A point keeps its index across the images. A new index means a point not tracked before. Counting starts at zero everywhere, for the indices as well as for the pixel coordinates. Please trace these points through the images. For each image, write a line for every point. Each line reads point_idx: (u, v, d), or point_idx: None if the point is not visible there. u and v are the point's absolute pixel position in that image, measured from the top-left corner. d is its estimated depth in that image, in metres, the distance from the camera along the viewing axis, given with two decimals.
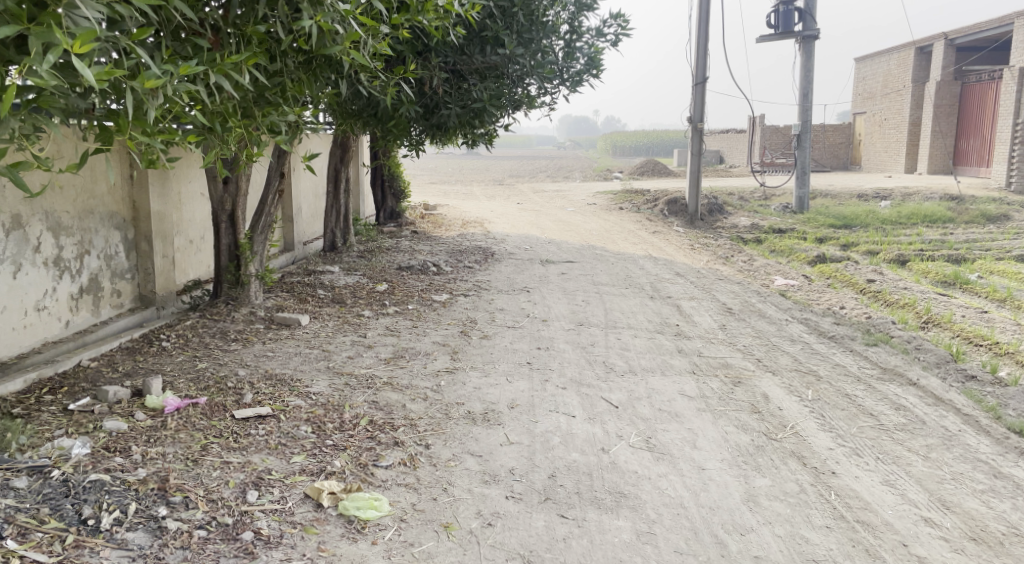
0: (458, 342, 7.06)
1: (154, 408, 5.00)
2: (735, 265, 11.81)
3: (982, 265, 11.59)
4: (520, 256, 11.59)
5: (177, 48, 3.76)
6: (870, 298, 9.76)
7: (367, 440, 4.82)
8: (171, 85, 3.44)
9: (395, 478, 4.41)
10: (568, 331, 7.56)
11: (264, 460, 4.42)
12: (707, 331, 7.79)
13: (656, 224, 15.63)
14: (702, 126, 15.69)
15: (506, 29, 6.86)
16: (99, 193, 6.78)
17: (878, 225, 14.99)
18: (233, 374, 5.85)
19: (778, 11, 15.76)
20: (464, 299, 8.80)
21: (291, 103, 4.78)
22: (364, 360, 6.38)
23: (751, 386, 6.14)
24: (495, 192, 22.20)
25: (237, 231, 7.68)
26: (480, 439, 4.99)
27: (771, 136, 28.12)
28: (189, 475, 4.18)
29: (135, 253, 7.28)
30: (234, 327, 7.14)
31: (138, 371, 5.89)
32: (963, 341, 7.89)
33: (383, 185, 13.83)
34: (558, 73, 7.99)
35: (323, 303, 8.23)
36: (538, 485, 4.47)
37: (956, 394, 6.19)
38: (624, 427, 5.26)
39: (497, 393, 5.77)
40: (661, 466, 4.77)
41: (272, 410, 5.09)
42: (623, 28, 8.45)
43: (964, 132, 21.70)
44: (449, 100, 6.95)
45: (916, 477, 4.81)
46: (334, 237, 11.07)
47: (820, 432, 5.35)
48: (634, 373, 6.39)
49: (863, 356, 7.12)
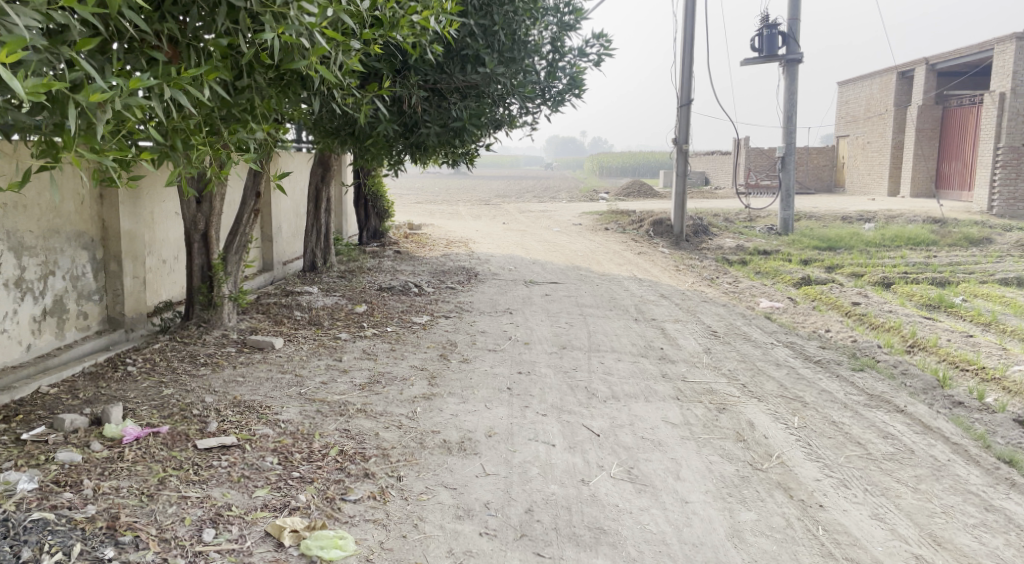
0: (436, 366, 6.86)
1: (112, 438, 4.80)
2: (720, 287, 11.69)
3: (966, 288, 11.53)
4: (504, 277, 11.42)
5: (130, 60, 3.63)
6: (855, 321, 9.64)
7: (336, 472, 4.61)
8: (119, 100, 3.29)
9: (364, 514, 4.21)
10: (550, 355, 7.38)
11: (224, 494, 4.21)
12: (692, 355, 7.63)
13: (642, 244, 15.51)
14: (687, 147, 15.60)
15: (488, 48, 6.77)
16: (66, 212, 6.57)
17: (862, 247, 14.94)
18: (199, 401, 5.64)
19: (761, 34, 15.79)
20: (445, 321, 8.60)
21: (260, 120, 4.65)
22: (338, 386, 6.16)
23: (735, 413, 5.98)
24: (480, 212, 22.08)
25: (210, 251, 7.47)
26: (455, 469, 4.79)
27: (756, 158, 28.17)
28: (142, 511, 3.97)
29: (104, 274, 7.05)
30: (204, 350, 6.93)
31: (99, 399, 5.66)
32: (950, 365, 7.76)
33: (367, 205, 13.60)
34: (540, 92, 7.87)
35: (298, 325, 8.01)
36: (514, 520, 4.28)
37: (944, 421, 6.05)
38: (605, 457, 5.08)
39: (475, 420, 5.57)
40: (643, 498, 4.59)
41: (237, 440, 4.88)
42: (607, 47, 8.33)
43: (947, 155, 21.82)
44: (428, 118, 6.73)
45: (906, 510, 4.64)
46: (315, 256, 10.85)
47: (807, 462, 5.17)
48: (617, 399, 6.20)
49: (850, 382, 6.96)
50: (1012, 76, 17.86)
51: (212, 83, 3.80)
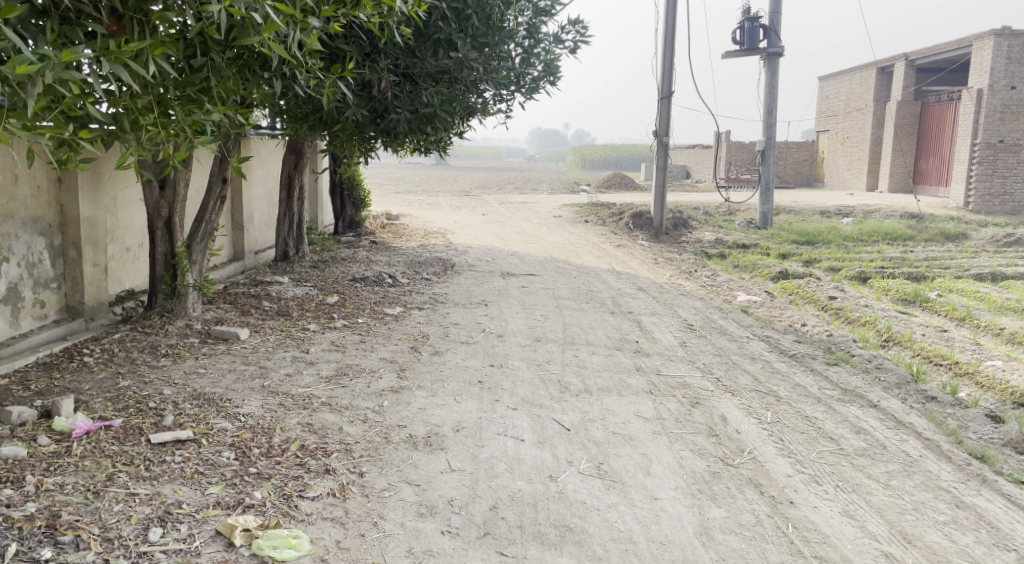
0: (406, 358, 6.71)
1: (61, 432, 4.69)
2: (697, 280, 11.60)
3: (941, 283, 11.50)
4: (480, 268, 11.26)
5: (68, 33, 3.46)
6: (831, 316, 9.57)
7: (296, 468, 4.46)
8: (50, 73, 3.13)
9: (321, 512, 4.05)
10: (524, 347, 7.25)
11: (175, 491, 4.06)
12: (667, 348, 7.51)
13: (621, 237, 15.41)
14: (667, 140, 15.49)
15: (460, 32, 6.60)
16: (21, 196, 6.36)
17: (840, 242, 14.89)
18: (157, 394, 5.48)
19: (743, 27, 15.69)
20: (418, 312, 8.43)
21: (216, 102, 4.50)
22: (304, 379, 5.99)
23: (709, 407, 5.87)
24: (460, 203, 21.90)
25: (174, 239, 7.26)
26: (420, 465, 4.64)
27: (736, 152, 28.16)
28: (86, 509, 3.83)
29: (63, 261, 6.84)
30: (166, 341, 6.73)
31: (52, 391, 5.50)
32: (924, 360, 7.70)
33: (343, 194, 13.36)
34: (514, 79, 7.71)
35: (267, 316, 7.82)
36: (478, 518, 4.14)
37: (918, 417, 5.95)
38: (575, 452, 4.94)
39: (443, 414, 5.42)
40: (612, 495, 4.45)
41: (193, 434, 4.75)
42: (583, 34, 8.16)
43: (924, 151, 21.90)
44: (399, 104, 6.53)
45: (877, 507, 4.53)
46: (287, 246, 10.64)
47: (779, 458, 5.06)
48: (590, 393, 6.07)
49: (824, 376, 6.88)
50: (989, 72, 17.85)
51: (157, 58, 3.64)
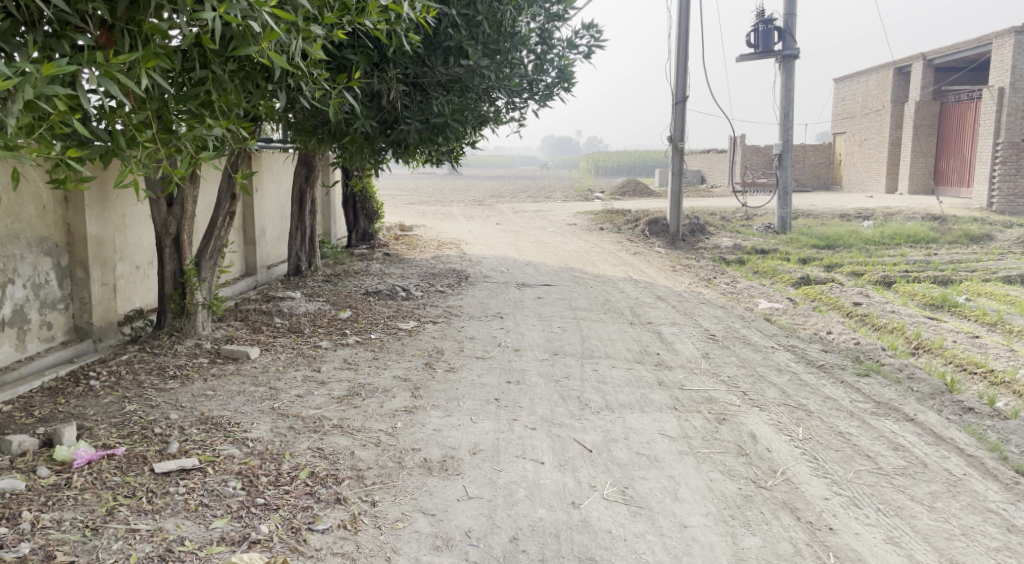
0: (421, 376, 6.48)
1: (62, 462, 4.53)
2: (717, 288, 11.32)
3: (969, 287, 11.17)
4: (495, 280, 11.04)
5: (53, 45, 3.38)
6: (857, 322, 9.27)
7: (305, 498, 4.27)
8: (31, 87, 3.03)
9: (331, 547, 3.87)
10: (542, 362, 7.00)
11: (178, 526, 3.93)
12: (689, 360, 7.25)
13: (637, 244, 15.15)
14: (682, 145, 15.19)
15: (471, 40, 6.40)
16: (26, 216, 6.22)
17: (861, 246, 14.57)
18: (163, 419, 5.29)
19: (757, 29, 15.42)
20: (432, 326, 8.22)
21: (219, 115, 4.35)
22: (315, 400, 5.78)
23: (736, 424, 5.60)
24: (473, 212, 21.70)
25: (182, 256, 7.08)
26: (435, 493, 4.42)
27: (752, 156, 27.85)
28: (83, 549, 3.73)
29: (70, 281, 6.68)
30: (175, 362, 6.55)
31: (56, 417, 5.34)
32: (957, 368, 7.39)
33: (356, 206, 13.18)
34: (528, 86, 7.50)
35: (278, 334, 7.62)
36: (497, 551, 3.93)
37: (958, 431, 5.66)
38: (598, 476, 4.69)
39: (459, 436, 5.19)
40: (638, 523, 4.21)
41: (199, 461, 4.57)
42: (597, 39, 7.93)
43: (945, 151, 21.50)
44: (409, 114, 6.34)
45: (923, 533, 4.26)
46: (299, 260, 10.46)
47: (814, 479, 4.79)
48: (611, 410, 5.82)
49: (855, 388, 6.59)
50: (1011, 71, 17.48)
51: (150, 71, 3.53)
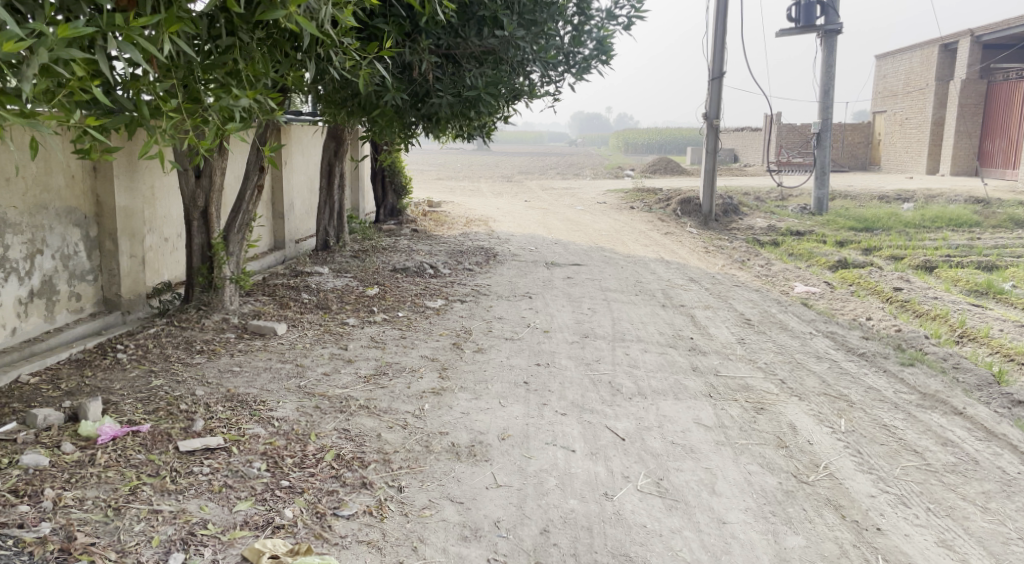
0: (448, 356, 6.34)
1: (86, 437, 4.45)
2: (752, 270, 11.05)
3: (1015, 273, 10.79)
4: (524, 258, 10.86)
5: (72, 6, 3.26)
6: (897, 308, 8.98)
7: (331, 481, 4.16)
8: (46, 50, 2.93)
9: (357, 534, 3.76)
10: (572, 345, 6.83)
11: (201, 508, 3.84)
12: (724, 346, 7.04)
13: (668, 224, 14.87)
14: (718, 123, 14.82)
15: (507, 10, 6.16)
16: (55, 186, 6.14)
17: (901, 229, 14.18)
18: (189, 395, 5.21)
19: (799, 3, 14.95)
20: (460, 305, 8.07)
21: (246, 86, 4.20)
22: (341, 379, 5.66)
23: (775, 414, 5.40)
24: (501, 189, 21.46)
25: (210, 229, 6.99)
26: (463, 479, 4.29)
27: (787, 135, 27.32)
28: (104, 530, 3.64)
29: (98, 252, 6.61)
30: (202, 336, 6.46)
31: (82, 390, 5.28)
32: (1004, 358, 7.11)
33: (384, 181, 13.06)
34: (563, 59, 7.27)
35: (305, 309, 7.51)
36: (527, 544, 3.79)
37: (1009, 426, 5.41)
38: (631, 466, 4.53)
39: (487, 421, 5.04)
40: (675, 518, 4.05)
41: (224, 440, 4.48)
42: (637, 9, 7.65)
43: (990, 132, 20.85)
44: (440, 87, 6.14)
45: (977, 536, 4.06)
46: (327, 235, 10.37)
47: (859, 475, 4.59)
48: (644, 396, 5.64)
49: (899, 379, 6.34)
50: None
51: (172, 35, 3.41)
